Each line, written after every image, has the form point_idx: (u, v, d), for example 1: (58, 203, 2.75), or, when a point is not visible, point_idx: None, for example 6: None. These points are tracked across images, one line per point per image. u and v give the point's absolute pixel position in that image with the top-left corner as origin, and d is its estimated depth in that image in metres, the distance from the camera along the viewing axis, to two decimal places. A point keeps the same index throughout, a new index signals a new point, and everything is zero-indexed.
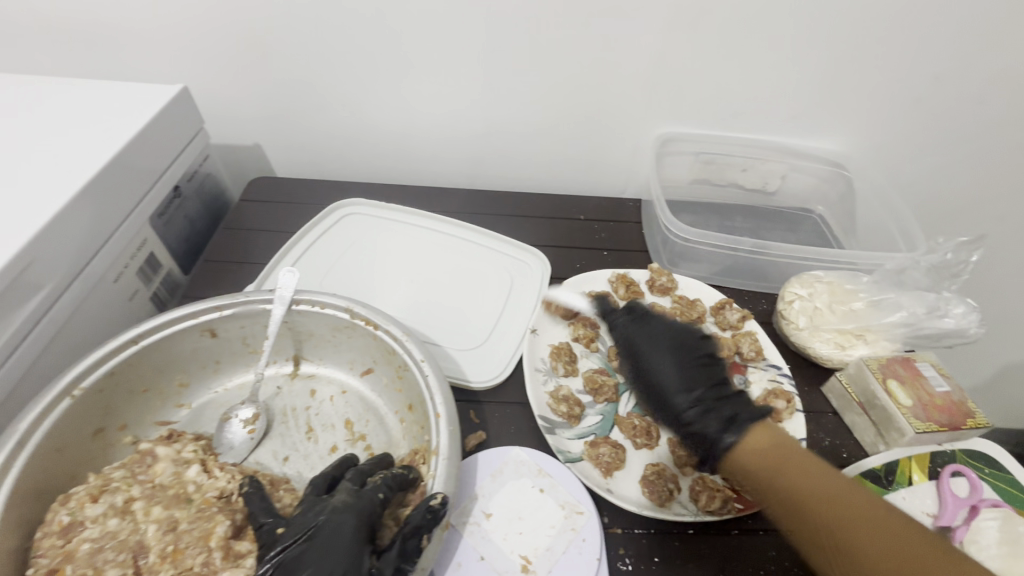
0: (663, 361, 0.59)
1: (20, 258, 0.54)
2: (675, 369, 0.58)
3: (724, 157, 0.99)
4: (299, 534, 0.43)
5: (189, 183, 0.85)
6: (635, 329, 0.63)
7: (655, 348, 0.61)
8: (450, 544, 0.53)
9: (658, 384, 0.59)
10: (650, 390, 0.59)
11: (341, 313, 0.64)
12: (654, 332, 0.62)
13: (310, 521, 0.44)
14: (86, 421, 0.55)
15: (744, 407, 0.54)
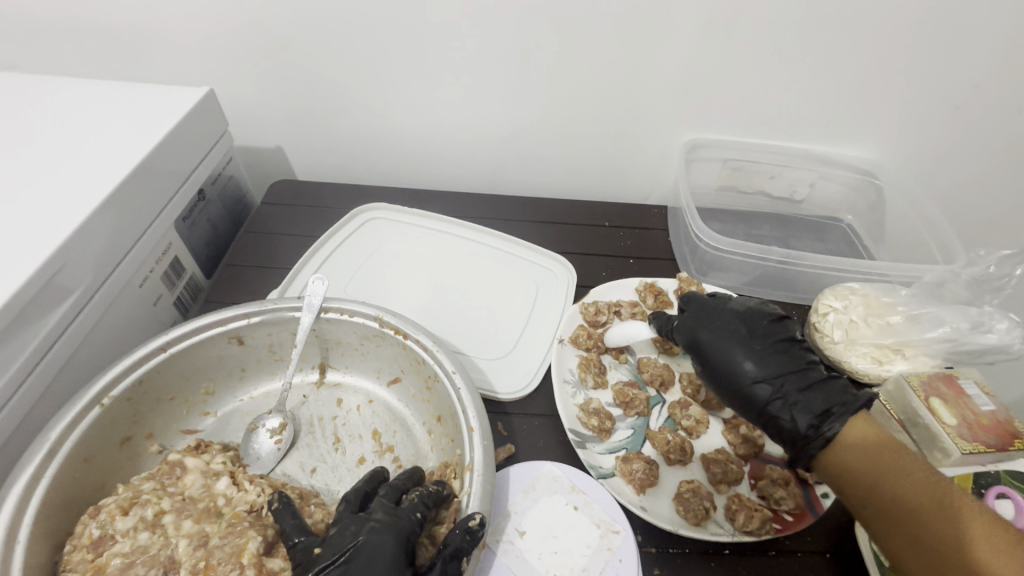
0: (739, 354, 0.59)
1: (51, 263, 0.53)
2: (751, 361, 0.58)
3: (752, 164, 0.97)
4: (338, 557, 0.42)
5: (213, 186, 0.84)
6: (698, 323, 0.62)
7: (726, 340, 0.59)
8: (485, 563, 0.52)
9: (733, 378, 0.58)
10: (726, 384, 0.59)
11: (370, 321, 0.63)
12: (723, 324, 0.61)
13: (349, 542, 0.43)
14: (115, 431, 0.54)
15: (834, 398, 0.54)
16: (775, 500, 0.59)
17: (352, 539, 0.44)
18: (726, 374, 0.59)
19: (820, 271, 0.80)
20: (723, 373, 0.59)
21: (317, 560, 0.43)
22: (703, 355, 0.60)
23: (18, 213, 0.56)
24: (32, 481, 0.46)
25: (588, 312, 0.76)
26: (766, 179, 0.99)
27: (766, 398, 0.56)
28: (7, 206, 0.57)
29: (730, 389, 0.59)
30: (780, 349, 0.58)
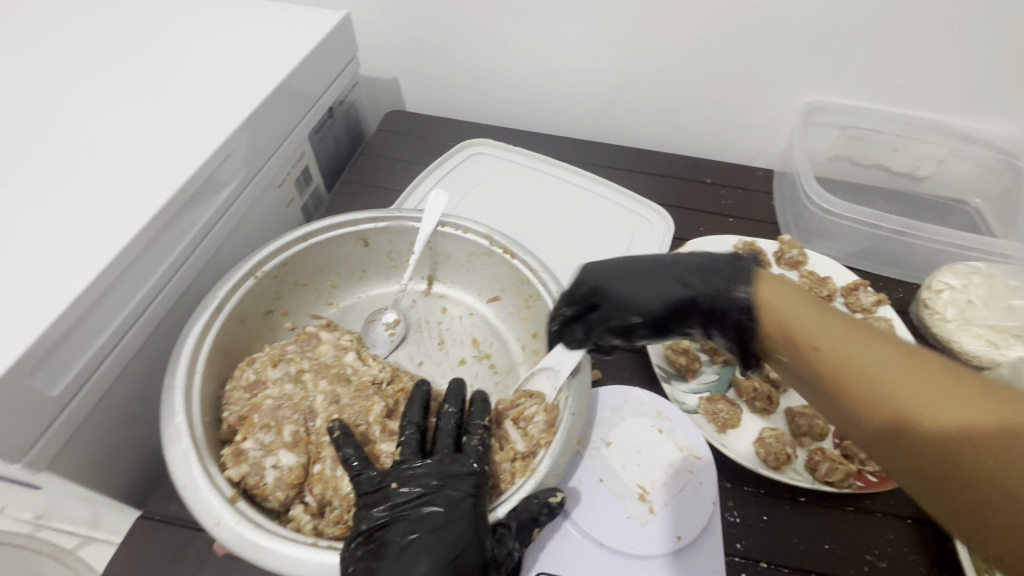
0: (642, 286, 0.54)
1: (220, 151, 0.61)
2: (575, 310, 0.57)
3: (874, 133, 0.92)
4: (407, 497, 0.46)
5: (340, 106, 0.90)
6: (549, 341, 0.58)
7: (631, 285, 0.55)
8: (572, 463, 0.56)
9: (620, 296, 0.55)
10: (620, 301, 0.55)
11: (481, 239, 0.67)
12: (626, 273, 0.56)
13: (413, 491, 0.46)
14: (262, 302, 0.62)
15: (731, 276, 0.50)
16: (860, 458, 0.59)
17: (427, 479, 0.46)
18: (619, 300, 0.55)
19: (939, 246, 0.76)
20: (627, 286, 0.55)
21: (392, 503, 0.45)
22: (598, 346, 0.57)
23: (196, 105, 0.64)
24: (206, 326, 0.54)
25: None
26: (887, 151, 0.93)
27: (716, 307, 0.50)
28: (189, 99, 0.65)
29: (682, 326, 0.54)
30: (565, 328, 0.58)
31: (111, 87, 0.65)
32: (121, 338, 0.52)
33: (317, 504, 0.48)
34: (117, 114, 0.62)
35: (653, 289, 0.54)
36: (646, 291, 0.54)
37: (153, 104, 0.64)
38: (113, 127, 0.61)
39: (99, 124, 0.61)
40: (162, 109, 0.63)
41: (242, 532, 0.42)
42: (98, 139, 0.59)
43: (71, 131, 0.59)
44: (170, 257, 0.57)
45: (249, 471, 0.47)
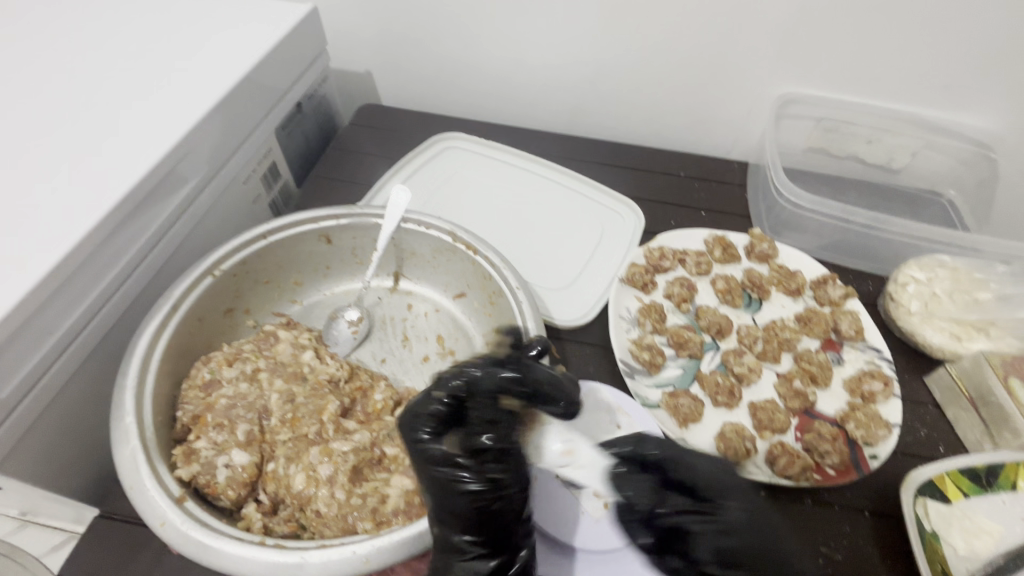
0: (673, 499, 0.50)
1: (180, 148, 0.60)
2: (669, 484, 0.51)
3: (849, 125, 0.91)
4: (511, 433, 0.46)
5: (309, 101, 0.89)
6: (648, 456, 0.53)
7: (679, 489, 0.51)
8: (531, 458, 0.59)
9: (728, 535, 0.48)
10: (720, 537, 0.48)
11: (445, 235, 0.67)
12: (690, 477, 0.51)
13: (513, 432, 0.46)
14: (221, 300, 0.62)
15: (742, 560, 0.47)
16: (819, 453, 0.60)
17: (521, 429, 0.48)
18: (707, 533, 0.48)
19: (906, 240, 0.76)
20: (749, 531, 0.48)
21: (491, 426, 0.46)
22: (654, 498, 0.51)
23: (154, 99, 0.63)
24: (161, 325, 0.54)
25: (653, 256, 0.77)
26: (862, 143, 0.93)
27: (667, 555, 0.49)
28: (146, 93, 0.63)
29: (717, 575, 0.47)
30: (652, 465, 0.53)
31: (65, 80, 0.63)
32: (76, 338, 0.52)
33: (270, 503, 0.49)
34: (70, 108, 0.60)
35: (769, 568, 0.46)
36: (729, 557, 0.47)
37: (109, 98, 0.62)
38: (66, 122, 0.59)
39: (52, 118, 0.59)
40: (117, 102, 0.62)
41: (187, 532, 0.42)
42: (52, 134, 0.58)
43: (26, 126, 0.58)
44: (126, 255, 0.56)
45: (200, 470, 0.47)
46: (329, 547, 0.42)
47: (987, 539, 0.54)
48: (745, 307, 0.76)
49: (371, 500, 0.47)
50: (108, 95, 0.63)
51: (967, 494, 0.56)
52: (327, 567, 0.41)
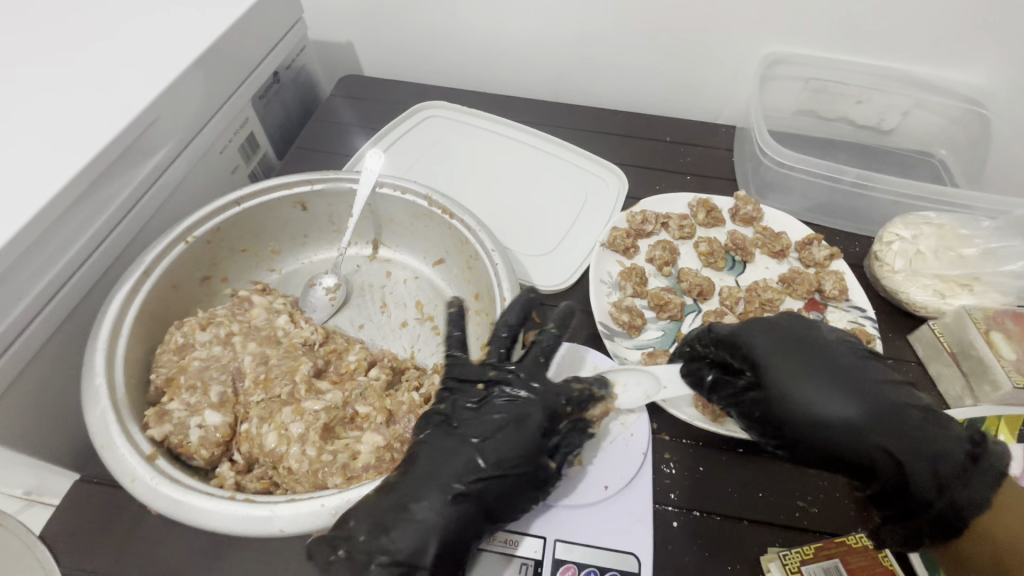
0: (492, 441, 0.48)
1: (147, 116, 0.58)
2: (865, 383, 0.50)
3: (837, 85, 0.89)
4: (533, 405, 0.50)
5: (288, 71, 0.88)
6: (755, 341, 0.53)
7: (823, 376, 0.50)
8: None
9: (846, 408, 0.48)
10: (835, 410, 0.49)
11: (421, 199, 0.66)
12: (797, 348, 0.52)
13: (536, 405, 0.50)
14: (197, 268, 0.62)
15: (857, 427, 0.48)
16: None
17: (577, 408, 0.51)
18: (818, 405, 0.49)
19: (893, 198, 0.75)
20: (848, 412, 0.48)
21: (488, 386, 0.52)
22: (762, 376, 0.52)
23: (118, 63, 0.61)
24: (132, 292, 0.54)
25: (635, 221, 0.76)
26: (851, 104, 0.90)
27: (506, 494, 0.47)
28: (109, 58, 0.61)
29: (834, 446, 0.48)
30: (854, 367, 0.51)
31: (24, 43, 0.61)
32: (46, 304, 0.52)
33: (244, 462, 0.49)
34: (29, 73, 0.59)
35: (895, 436, 0.47)
36: (924, 448, 0.47)
37: (71, 62, 0.60)
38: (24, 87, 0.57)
39: (14, 83, 0.58)
40: (78, 66, 0.60)
41: (157, 487, 0.43)
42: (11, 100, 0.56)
43: None
44: (96, 224, 0.56)
45: (172, 430, 0.48)
46: (299, 500, 0.43)
47: None
48: (728, 270, 0.75)
49: (342, 456, 0.48)
50: (67, 59, 0.61)
51: None
52: (295, 520, 0.42)
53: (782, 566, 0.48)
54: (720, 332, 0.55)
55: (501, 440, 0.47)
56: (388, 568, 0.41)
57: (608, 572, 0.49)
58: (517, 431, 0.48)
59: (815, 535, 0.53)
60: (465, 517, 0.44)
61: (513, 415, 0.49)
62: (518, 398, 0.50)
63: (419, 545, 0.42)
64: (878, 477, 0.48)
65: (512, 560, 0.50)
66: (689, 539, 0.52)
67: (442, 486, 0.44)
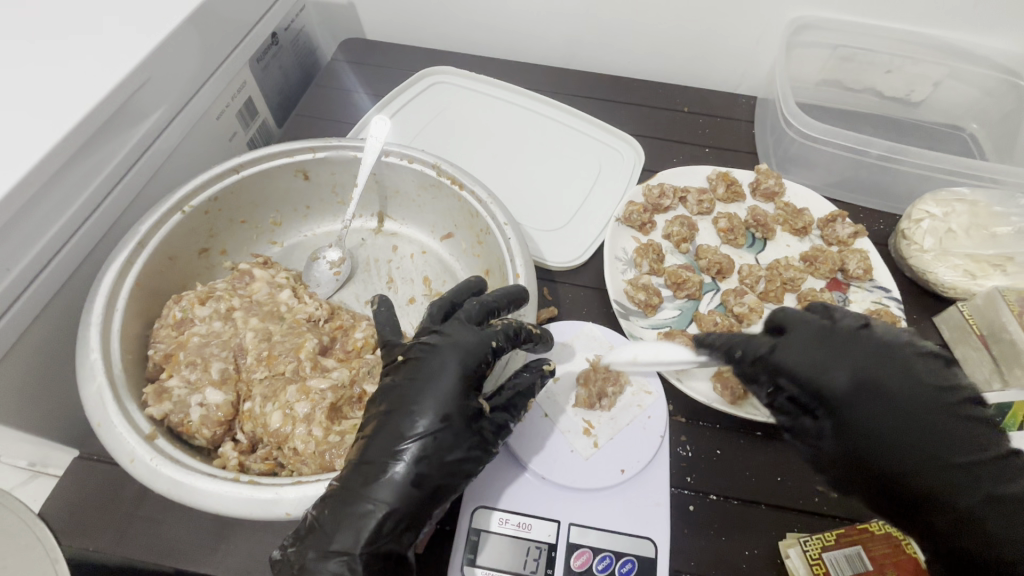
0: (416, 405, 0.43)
1: (138, 76, 0.54)
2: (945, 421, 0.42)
3: (867, 53, 0.83)
4: (446, 354, 0.45)
5: (286, 33, 0.83)
6: (835, 373, 0.45)
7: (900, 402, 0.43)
8: (527, 422, 0.55)
9: (934, 472, 0.41)
10: (914, 471, 0.42)
11: (428, 169, 0.63)
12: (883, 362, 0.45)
13: (451, 354, 0.45)
14: (194, 239, 0.59)
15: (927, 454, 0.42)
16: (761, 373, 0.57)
17: (494, 355, 0.46)
18: (892, 459, 0.42)
19: (923, 173, 0.71)
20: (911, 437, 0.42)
21: (406, 349, 0.47)
22: (833, 413, 0.45)
23: (98, 14, 0.56)
24: (126, 263, 0.51)
25: (652, 194, 0.72)
26: (879, 74, 0.85)
27: (442, 459, 0.42)
28: (88, 7, 0.56)
29: (901, 503, 0.42)
30: (959, 427, 0.42)
31: None
32: (36, 276, 0.50)
33: (248, 442, 0.48)
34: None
35: (996, 526, 0.38)
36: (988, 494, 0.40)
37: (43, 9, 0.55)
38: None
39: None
40: (53, 15, 0.55)
41: (157, 468, 0.41)
42: None
43: None
44: (85, 192, 0.53)
45: (172, 409, 0.45)
46: (306, 483, 0.41)
47: None
48: (748, 247, 0.73)
49: (351, 437, 0.46)
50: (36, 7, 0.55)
51: None
52: (303, 501, 0.40)
53: (802, 552, 0.47)
54: (799, 356, 0.46)
55: (419, 396, 0.43)
56: (330, 561, 0.39)
57: (624, 557, 0.48)
58: (438, 382, 0.44)
59: (836, 521, 0.51)
60: (398, 493, 0.40)
61: (427, 371, 0.44)
62: (432, 350, 0.46)
63: (360, 535, 0.39)
64: (968, 564, 0.39)
65: (524, 542, 0.48)
66: (706, 524, 0.51)
67: (369, 473, 0.41)
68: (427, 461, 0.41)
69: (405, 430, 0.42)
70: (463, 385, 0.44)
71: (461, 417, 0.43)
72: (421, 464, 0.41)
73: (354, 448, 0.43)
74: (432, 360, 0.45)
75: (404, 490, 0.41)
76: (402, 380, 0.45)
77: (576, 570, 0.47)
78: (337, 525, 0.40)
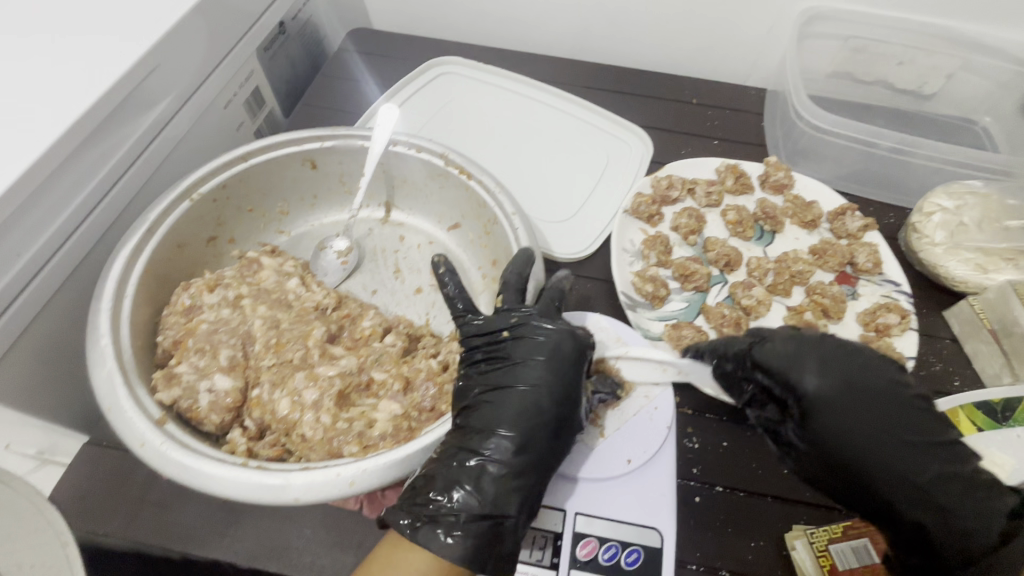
0: (531, 383, 0.47)
1: (146, 64, 0.54)
2: (901, 417, 0.46)
3: (879, 44, 0.82)
4: (557, 337, 0.48)
5: (294, 22, 0.83)
6: (806, 373, 0.47)
7: (866, 409, 0.46)
8: None
9: (903, 461, 0.45)
10: (891, 464, 0.45)
11: (436, 159, 0.62)
12: (837, 363, 0.48)
13: (561, 334, 0.48)
14: (202, 227, 0.59)
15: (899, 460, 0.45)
16: None
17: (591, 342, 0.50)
18: (870, 453, 0.45)
19: (935, 166, 0.71)
20: (875, 441, 0.45)
21: (512, 327, 0.50)
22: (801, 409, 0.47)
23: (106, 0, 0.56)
24: (135, 250, 0.51)
25: (660, 186, 0.72)
26: (891, 66, 0.84)
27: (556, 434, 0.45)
28: None
29: (886, 499, 0.45)
30: (918, 418, 0.46)
31: None
32: (46, 263, 0.50)
33: (256, 429, 0.47)
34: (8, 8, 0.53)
35: (964, 515, 0.43)
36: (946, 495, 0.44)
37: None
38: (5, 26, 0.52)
39: None
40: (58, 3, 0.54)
41: (167, 452, 0.41)
42: None
43: None
44: (92, 180, 0.53)
45: (181, 394, 0.46)
46: (313, 469, 0.41)
47: (997, 472, 0.51)
48: (756, 240, 0.72)
49: (358, 425, 0.46)
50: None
51: (980, 429, 0.54)
52: (310, 488, 0.40)
53: (808, 544, 0.47)
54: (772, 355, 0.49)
55: (532, 375, 0.47)
56: (473, 522, 0.42)
57: (631, 546, 0.48)
58: (549, 363, 0.47)
59: (844, 515, 0.51)
60: (522, 460, 0.44)
61: (541, 349, 0.47)
62: (538, 329, 0.49)
63: (492, 497, 0.42)
64: (926, 542, 0.44)
65: (530, 531, 0.49)
66: (712, 515, 0.51)
67: (489, 444, 0.44)
68: (543, 431, 0.45)
69: (521, 403, 0.46)
70: (571, 366, 0.48)
71: (571, 397, 0.47)
72: (537, 434, 0.45)
73: (470, 416, 0.46)
74: (541, 342, 0.48)
75: (523, 458, 0.44)
76: (513, 356, 0.48)
77: (581, 560, 0.47)
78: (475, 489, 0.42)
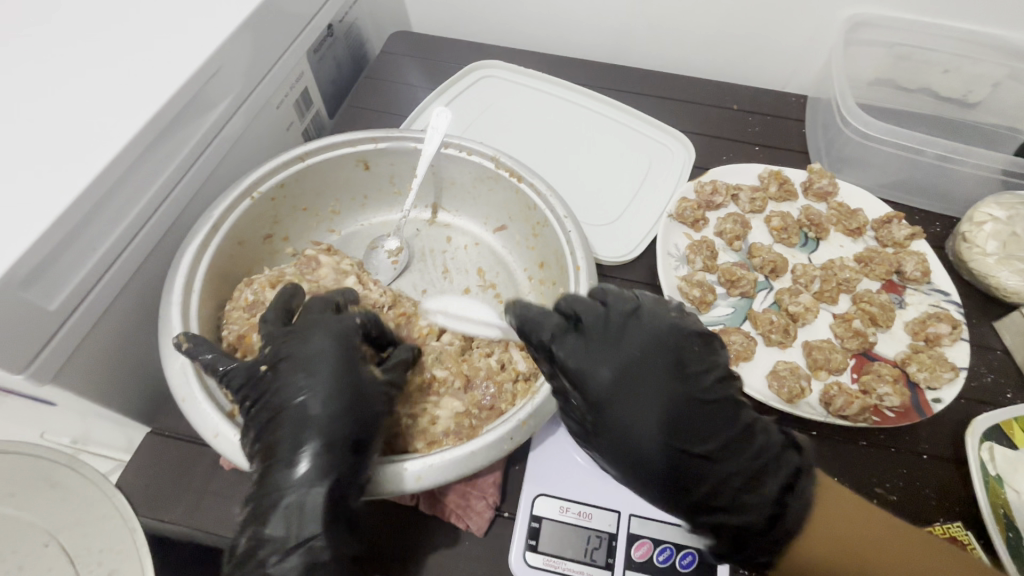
0: (317, 393, 0.43)
1: (209, 66, 0.55)
2: (664, 407, 0.43)
3: (924, 52, 0.82)
4: (315, 333, 0.46)
5: (340, 24, 0.84)
6: (621, 351, 0.44)
7: (637, 405, 0.43)
8: None
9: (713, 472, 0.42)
10: (733, 482, 0.42)
11: (487, 161, 0.63)
12: (636, 346, 0.45)
13: (320, 332, 0.46)
14: (260, 226, 0.61)
15: (719, 470, 0.42)
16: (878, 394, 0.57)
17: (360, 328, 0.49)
18: (653, 436, 0.42)
19: (983, 175, 0.70)
20: (730, 462, 0.42)
21: (274, 355, 0.45)
22: (600, 410, 0.43)
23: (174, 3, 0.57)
24: (202, 248, 0.53)
25: (705, 191, 0.72)
26: (937, 73, 0.83)
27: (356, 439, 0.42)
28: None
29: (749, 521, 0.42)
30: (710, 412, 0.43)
31: None
32: (116, 257, 0.51)
33: None
34: (80, 11, 0.55)
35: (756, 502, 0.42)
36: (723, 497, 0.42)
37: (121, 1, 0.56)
38: (75, 27, 0.53)
39: (65, 22, 0.54)
40: (130, 7, 0.56)
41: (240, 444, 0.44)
42: (64, 40, 0.53)
43: (40, 31, 0.53)
44: (158, 179, 0.54)
45: None
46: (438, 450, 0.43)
47: None
48: (801, 247, 0.72)
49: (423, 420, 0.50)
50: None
51: None
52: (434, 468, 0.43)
53: None
54: (655, 335, 0.45)
55: (296, 384, 0.44)
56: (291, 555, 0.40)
57: (684, 549, 0.48)
58: (323, 367, 0.44)
59: None
60: (320, 469, 0.41)
61: (305, 361, 0.44)
62: (302, 337, 0.46)
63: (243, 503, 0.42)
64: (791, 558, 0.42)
65: (584, 532, 0.49)
66: None
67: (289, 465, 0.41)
68: (314, 439, 0.42)
69: (298, 417, 0.42)
70: (328, 359, 0.45)
71: (367, 397, 0.44)
72: (330, 444, 0.42)
73: (269, 441, 0.43)
74: (307, 343, 0.45)
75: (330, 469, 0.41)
76: (277, 368, 0.45)
77: (636, 561, 0.47)
78: (286, 514, 0.40)
